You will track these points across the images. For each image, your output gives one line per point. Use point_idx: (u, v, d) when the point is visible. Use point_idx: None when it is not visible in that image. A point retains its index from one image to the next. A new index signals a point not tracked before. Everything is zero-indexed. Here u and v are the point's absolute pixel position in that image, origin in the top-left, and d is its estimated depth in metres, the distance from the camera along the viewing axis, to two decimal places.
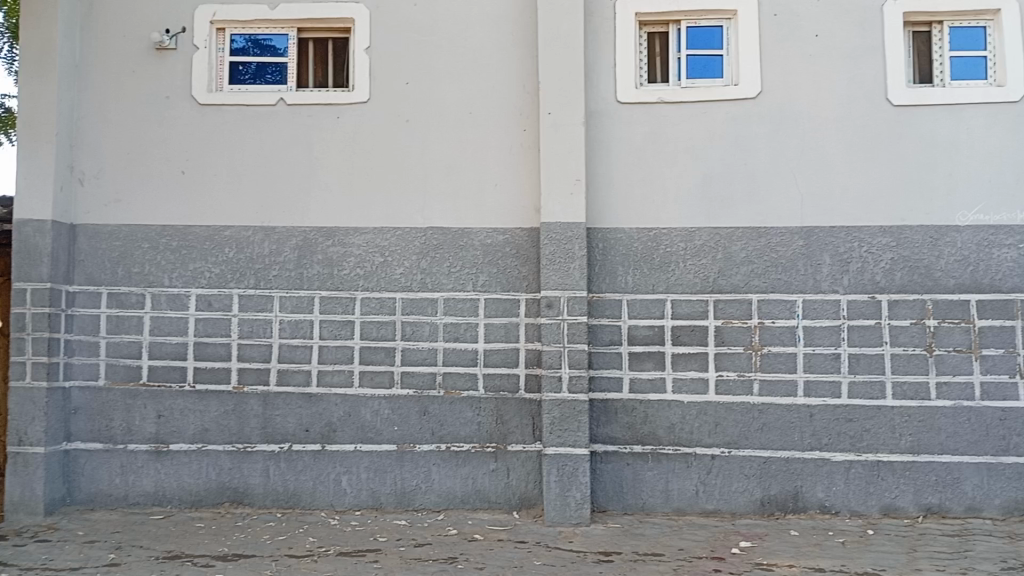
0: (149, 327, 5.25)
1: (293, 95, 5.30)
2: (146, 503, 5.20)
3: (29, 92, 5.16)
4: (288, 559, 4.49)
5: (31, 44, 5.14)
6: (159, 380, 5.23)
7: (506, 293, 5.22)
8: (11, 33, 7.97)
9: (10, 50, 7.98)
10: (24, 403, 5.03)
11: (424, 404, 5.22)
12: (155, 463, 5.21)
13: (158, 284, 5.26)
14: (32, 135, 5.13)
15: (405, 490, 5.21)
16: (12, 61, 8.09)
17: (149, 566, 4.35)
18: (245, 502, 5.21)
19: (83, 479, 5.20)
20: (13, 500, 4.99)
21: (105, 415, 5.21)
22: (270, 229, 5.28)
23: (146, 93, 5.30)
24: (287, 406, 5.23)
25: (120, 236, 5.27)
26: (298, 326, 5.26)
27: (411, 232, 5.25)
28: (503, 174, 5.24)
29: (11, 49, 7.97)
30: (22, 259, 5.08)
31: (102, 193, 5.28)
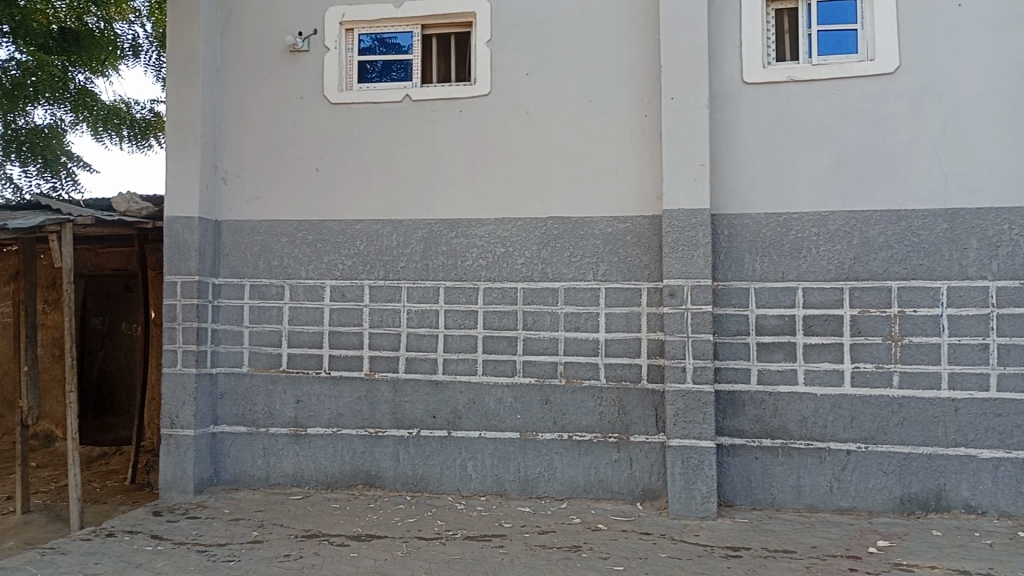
0: (287, 317, 5.52)
1: (417, 90, 5.43)
2: (286, 483, 5.48)
3: (176, 96, 5.50)
4: (418, 541, 4.62)
5: (178, 52, 5.49)
6: (297, 367, 5.50)
7: (628, 282, 5.14)
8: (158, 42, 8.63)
9: (157, 59, 8.65)
10: (176, 388, 5.39)
11: (547, 393, 5.23)
12: (294, 446, 5.48)
13: (296, 276, 5.53)
14: (180, 137, 5.48)
15: (528, 478, 5.26)
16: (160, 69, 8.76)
17: (289, 544, 4.58)
18: (376, 485, 5.40)
19: (229, 460, 5.54)
20: (167, 478, 5.36)
21: (249, 400, 5.53)
22: (396, 222, 5.43)
23: (282, 94, 5.56)
24: (414, 393, 5.38)
25: (260, 231, 5.56)
26: (424, 316, 5.40)
27: (532, 222, 5.27)
28: (625, 162, 5.17)
29: (159, 58, 8.64)
30: (173, 254, 5.44)
31: (244, 191, 5.59)
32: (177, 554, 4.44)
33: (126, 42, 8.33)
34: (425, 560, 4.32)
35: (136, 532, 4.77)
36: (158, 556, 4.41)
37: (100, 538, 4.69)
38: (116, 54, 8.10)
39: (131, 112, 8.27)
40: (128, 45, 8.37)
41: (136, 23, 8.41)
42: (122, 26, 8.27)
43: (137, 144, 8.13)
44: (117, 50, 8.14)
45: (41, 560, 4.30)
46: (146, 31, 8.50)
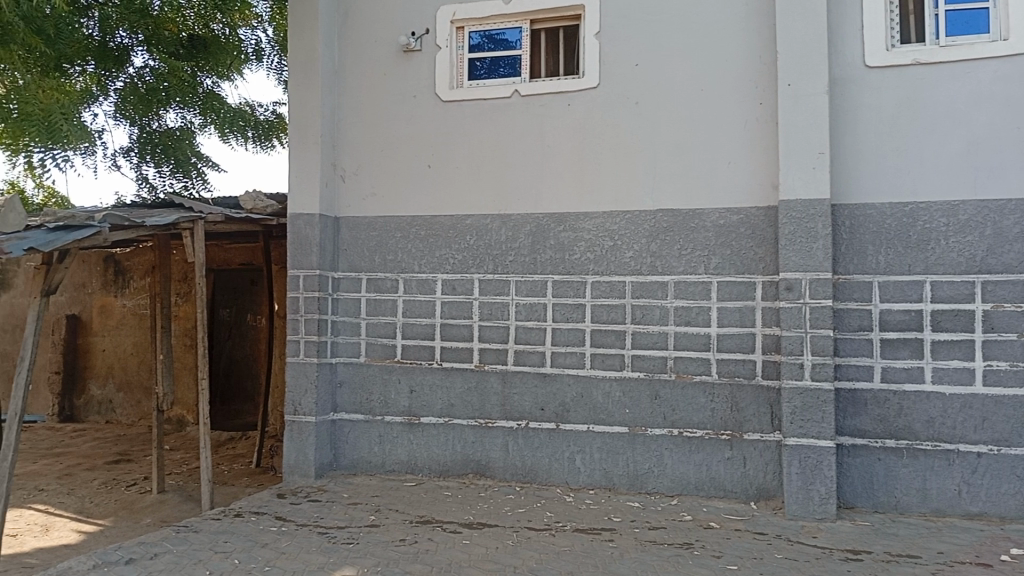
0: (402, 309, 5.70)
1: (526, 85, 5.47)
2: (400, 470, 5.66)
3: (297, 98, 5.76)
4: (528, 531, 4.67)
5: (299, 56, 5.73)
6: (412, 357, 5.66)
7: (742, 276, 5.02)
8: (280, 47, 8.97)
9: (279, 63, 8.98)
10: (298, 376, 5.66)
11: (656, 388, 5.19)
12: (408, 434, 5.65)
13: (410, 270, 5.69)
14: (301, 137, 5.74)
15: (638, 473, 5.23)
16: (282, 72, 9.11)
17: (404, 529, 4.72)
18: (487, 475, 5.50)
19: (347, 447, 5.77)
20: (290, 462, 5.64)
21: (365, 388, 5.74)
22: (506, 216, 5.50)
23: (395, 93, 5.72)
24: (523, 385, 5.44)
25: (375, 227, 5.75)
26: (532, 309, 5.45)
27: (641, 214, 5.23)
28: (737, 152, 5.06)
29: (280, 62, 8.97)
30: (295, 249, 5.70)
31: (360, 188, 5.80)
32: (300, 535, 4.64)
33: (250, 47, 8.70)
34: (536, 550, 4.37)
35: (262, 512, 5.01)
36: (282, 536, 4.63)
37: (230, 517, 4.94)
38: (241, 59, 8.48)
39: (255, 114, 8.56)
40: (252, 50, 8.74)
41: (259, 29, 8.75)
42: (246, 32, 8.62)
43: (262, 145, 8.40)
44: (241, 55, 8.49)
45: (177, 536, 4.57)
46: (268, 36, 8.85)
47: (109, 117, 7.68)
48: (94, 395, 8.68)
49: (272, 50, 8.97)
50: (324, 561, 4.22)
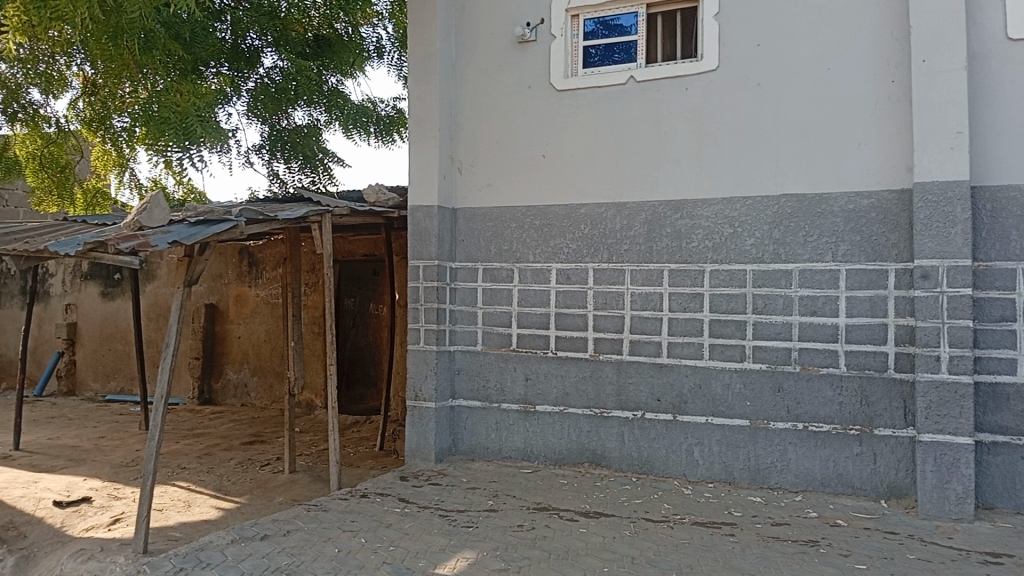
0: (517, 299, 5.76)
1: (643, 71, 5.39)
2: (517, 457, 5.75)
3: (416, 93, 5.91)
4: (645, 522, 4.64)
5: (419, 52, 5.89)
6: (527, 346, 5.72)
7: (873, 264, 4.79)
8: (399, 43, 9.19)
9: (399, 59, 9.22)
10: (419, 364, 5.86)
11: (779, 380, 5.03)
12: (524, 422, 5.72)
13: (525, 260, 5.74)
14: (420, 131, 5.89)
15: (759, 467, 5.09)
16: (401, 68, 9.35)
17: (521, 515, 4.79)
18: (603, 465, 5.50)
19: (465, 432, 5.91)
20: (412, 446, 5.85)
21: (482, 376, 5.86)
22: (622, 204, 5.46)
23: (511, 84, 5.77)
24: (639, 375, 5.40)
25: (492, 217, 5.85)
26: (648, 299, 5.37)
27: (763, 200, 5.07)
28: (867, 133, 4.82)
29: (400, 58, 9.21)
30: (415, 240, 5.89)
31: (477, 179, 5.90)
32: (421, 517, 4.79)
33: (371, 45, 9.02)
34: (654, 542, 4.33)
35: (386, 494, 5.20)
36: (405, 517, 4.78)
37: (356, 497, 5.15)
38: (363, 57, 8.81)
39: (377, 109, 8.88)
40: (373, 47, 9.06)
41: (380, 26, 9.05)
42: (367, 29, 8.97)
43: (383, 140, 8.71)
44: (363, 53, 8.85)
45: (307, 515, 4.80)
46: (389, 33, 9.14)
47: (242, 116, 8.13)
48: (230, 378, 9.26)
49: (392, 47, 9.20)
50: (445, 543, 4.34)
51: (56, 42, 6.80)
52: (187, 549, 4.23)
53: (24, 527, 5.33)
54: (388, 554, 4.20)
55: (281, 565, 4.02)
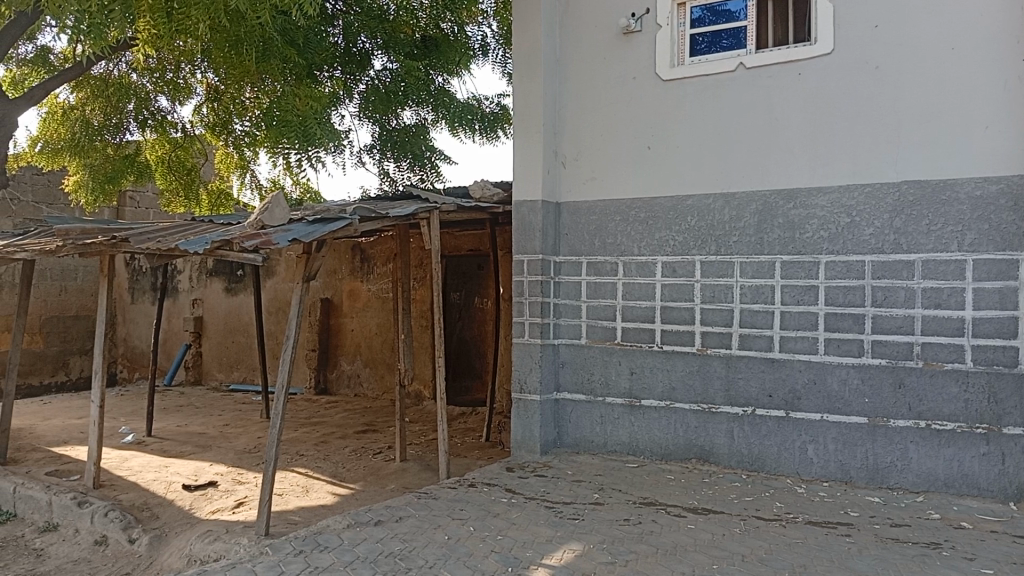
0: (622, 292, 5.73)
1: (753, 58, 5.26)
2: (622, 451, 5.72)
3: (521, 89, 5.97)
4: (756, 520, 4.53)
5: (523, 48, 5.94)
6: (632, 340, 5.68)
7: (1003, 253, 4.51)
8: (503, 40, 9.30)
9: (503, 56, 9.33)
10: (524, 357, 5.94)
11: (900, 375, 4.79)
12: (629, 416, 5.69)
13: (630, 253, 5.71)
14: (526, 126, 5.95)
15: (878, 466, 4.88)
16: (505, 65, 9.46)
17: (627, 509, 4.77)
18: (711, 461, 5.40)
19: (570, 426, 5.94)
20: (518, 438, 5.93)
21: (587, 369, 5.86)
22: (730, 195, 5.34)
23: (616, 76, 5.74)
24: (750, 370, 5.27)
25: (596, 211, 5.85)
26: (759, 292, 5.23)
27: (883, 187, 4.84)
28: (996, 114, 4.53)
29: (504, 55, 9.32)
30: (520, 235, 5.95)
31: (581, 172, 5.92)
32: (528, 508, 4.84)
33: (476, 43, 9.18)
34: (766, 540, 4.22)
35: (493, 484, 5.29)
36: (512, 507, 4.85)
37: (464, 487, 5.26)
38: (469, 56, 8.97)
39: (482, 106, 9.04)
40: (478, 45, 9.20)
41: (484, 25, 9.19)
42: (472, 28, 9.12)
43: (488, 137, 8.85)
44: (469, 52, 9.00)
45: (418, 502, 4.94)
46: (493, 31, 9.26)
47: (354, 117, 8.43)
48: (345, 370, 9.65)
49: (496, 44, 9.32)
50: (551, 535, 4.38)
51: (183, 52, 7.24)
52: (306, 532, 4.43)
53: (159, 508, 5.72)
54: (496, 543, 4.27)
55: (393, 550, 4.16)
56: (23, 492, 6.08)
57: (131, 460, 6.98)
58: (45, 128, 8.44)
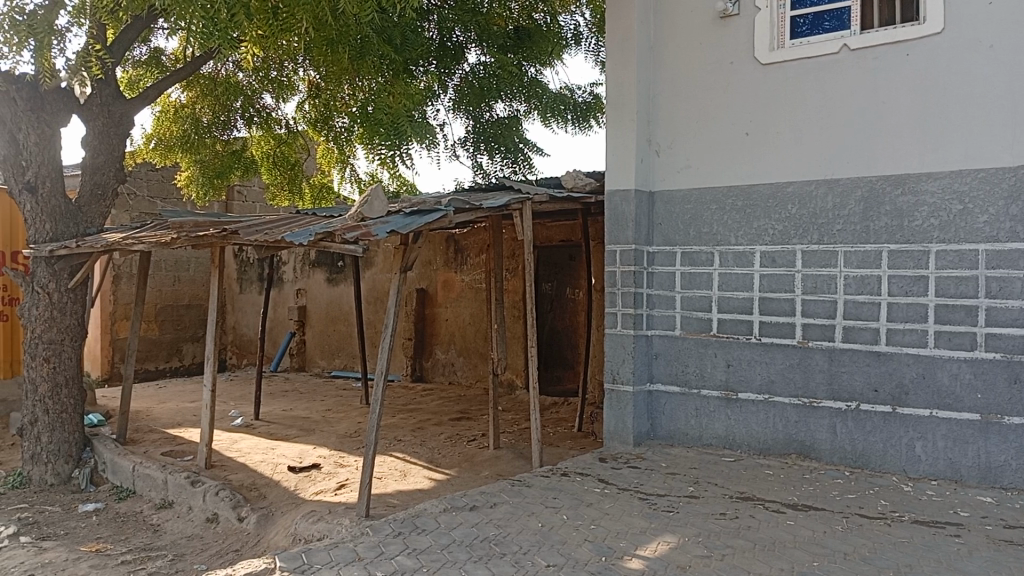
0: (718, 283, 5.62)
1: (857, 39, 5.05)
2: (719, 445, 5.63)
3: (615, 77, 5.92)
4: (859, 518, 4.37)
5: (616, 35, 5.89)
6: (729, 332, 5.57)
7: None
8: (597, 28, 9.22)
9: (596, 44, 9.26)
10: (617, 348, 5.91)
11: (1016, 370, 4.53)
12: (726, 409, 5.59)
13: (727, 243, 5.59)
14: (619, 114, 5.90)
15: (992, 466, 4.63)
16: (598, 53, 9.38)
17: (724, 503, 4.69)
18: (812, 457, 5.24)
19: (664, 417, 5.88)
20: (611, 429, 5.92)
21: (681, 361, 5.79)
22: (833, 181, 5.15)
23: (712, 61, 5.62)
24: (854, 363, 5.08)
25: (691, 200, 5.75)
26: (864, 282, 5.03)
27: (998, 172, 4.58)
28: None
29: (598, 43, 9.24)
30: (613, 225, 5.92)
31: (677, 161, 5.82)
32: (621, 498, 4.83)
33: (569, 32, 9.13)
34: (869, 539, 4.07)
35: (586, 474, 5.30)
36: (605, 498, 4.84)
37: (557, 476, 5.29)
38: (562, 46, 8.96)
39: (575, 96, 9.02)
40: (571, 34, 9.16)
41: (578, 14, 9.16)
42: (565, 17, 9.11)
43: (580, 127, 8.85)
44: (561, 42, 9.00)
45: (512, 490, 5.00)
46: (586, 20, 9.21)
47: (449, 111, 8.57)
48: (439, 358, 9.84)
49: (589, 32, 9.24)
50: (646, 526, 4.36)
51: (285, 51, 7.52)
52: (404, 515, 4.56)
53: (265, 488, 6.00)
54: (589, 532, 4.28)
55: (488, 535, 4.22)
56: (142, 470, 6.48)
57: (240, 442, 7.34)
58: (159, 126, 8.94)
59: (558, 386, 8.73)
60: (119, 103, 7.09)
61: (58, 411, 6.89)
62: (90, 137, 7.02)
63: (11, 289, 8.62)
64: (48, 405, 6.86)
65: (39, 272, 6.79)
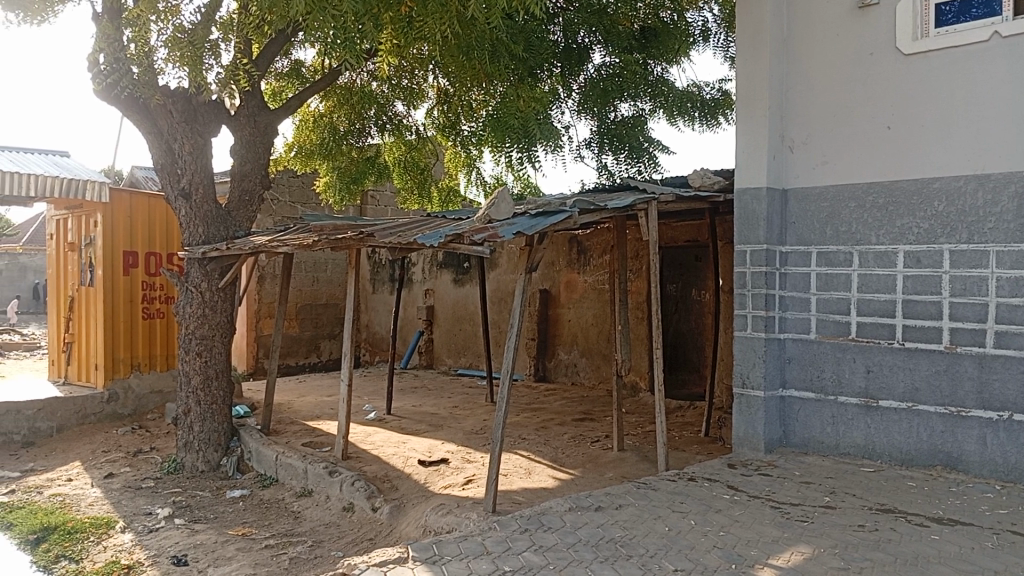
0: (857, 284, 5.35)
1: (1011, 25, 4.70)
2: (857, 454, 5.36)
3: (745, 72, 5.76)
4: (1013, 535, 4.05)
5: (747, 30, 5.73)
6: (868, 336, 5.30)
7: None
8: (726, 23, 9.05)
9: (726, 39, 9.09)
10: (747, 351, 5.74)
11: None
12: (865, 417, 5.32)
13: (866, 242, 5.32)
14: (750, 110, 5.73)
15: None
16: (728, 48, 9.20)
17: (862, 515, 4.45)
18: (959, 469, 4.91)
19: (797, 424, 5.65)
20: (740, 434, 5.75)
21: (817, 366, 5.55)
22: (983, 176, 4.81)
23: (850, 52, 5.37)
24: (1007, 371, 4.71)
25: (828, 197, 5.51)
26: (1020, 284, 4.66)
27: None
28: None
29: (727, 38, 9.08)
30: (743, 224, 5.75)
31: (812, 157, 5.60)
32: (752, 506, 4.68)
33: (697, 28, 9.01)
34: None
35: (715, 480, 5.17)
36: (735, 504, 4.71)
37: (684, 480, 5.20)
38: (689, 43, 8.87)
39: (702, 93, 8.92)
40: (699, 31, 9.05)
41: (706, 9, 9.01)
42: (693, 14, 8.99)
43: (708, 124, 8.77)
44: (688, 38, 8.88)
45: (638, 492, 4.97)
46: (714, 15, 9.05)
47: (573, 113, 8.61)
48: (562, 359, 9.89)
49: (718, 27, 9.09)
50: (778, 535, 4.21)
51: (415, 60, 7.80)
52: (531, 512, 4.61)
53: (397, 480, 6.23)
54: (718, 538, 4.18)
55: (614, 537, 4.21)
56: (284, 460, 6.88)
57: (373, 435, 7.65)
58: (299, 135, 9.45)
59: (684, 389, 8.58)
60: (264, 114, 7.57)
61: (209, 402, 7.43)
62: (238, 146, 7.53)
63: (166, 287, 9.29)
64: (200, 397, 7.40)
65: (193, 272, 7.32)
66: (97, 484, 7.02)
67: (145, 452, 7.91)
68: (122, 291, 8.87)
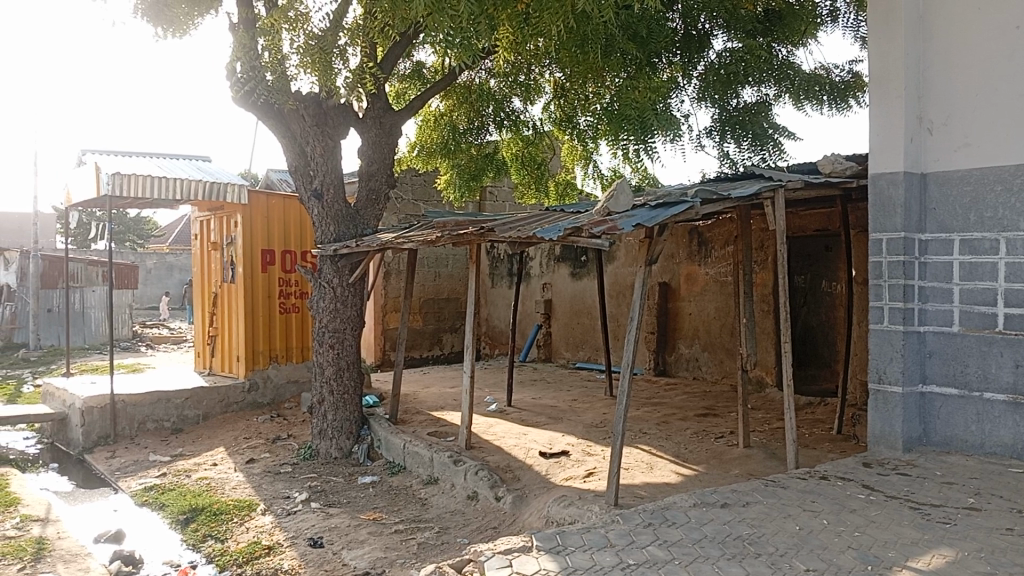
0: (1005, 273, 4.99)
1: None
2: (1004, 455, 5.00)
3: (878, 52, 5.45)
4: None
5: (879, 8, 5.43)
6: (1018, 329, 4.94)
7: None
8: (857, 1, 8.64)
9: (856, 19, 8.67)
10: (883, 344, 5.44)
11: None
12: (1014, 415, 4.96)
13: (1015, 228, 4.96)
14: (883, 91, 5.43)
15: None
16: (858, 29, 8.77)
17: (1013, 518, 4.15)
18: None
19: (939, 422, 5.32)
20: (876, 432, 5.47)
21: (960, 361, 5.21)
22: None
23: (994, 27, 5.01)
24: None
25: (970, 180, 5.16)
26: None
27: None
28: None
29: (858, 17, 8.65)
30: (878, 211, 5.46)
31: (953, 139, 5.25)
32: (889, 506, 4.45)
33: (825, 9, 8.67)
34: None
35: (848, 479, 4.95)
36: (871, 504, 4.50)
37: (815, 478, 5.01)
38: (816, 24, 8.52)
39: (830, 76, 8.57)
40: (826, 11, 8.70)
41: None
42: None
43: (837, 108, 8.40)
44: (815, 19, 8.53)
45: (766, 490, 4.83)
46: None
47: (693, 102, 8.42)
48: (683, 353, 9.73)
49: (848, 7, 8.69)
50: (918, 537, 3.98)
51: (532, 56, 7.89)
52: (654, 507, 4.58)
53: (519, 471, 6.33)
54: (853, 539, 4.00)
55: (742, 534, 4.11)
56: (411, 448, 7.14)
57: (495, 426, 7.80)
58: (422, 134, 9.78)
59: (812, 384, 8.25)
60: (389, 115, 7.86)
61: (341, 392, 7.79)
62: (365, 147, 7.85)
63: (301, 284, 9.83)
64: (333, 387, 7.78)
65: (326, 269, 7.70)
66: (240, 468, 7.51)
67: (282, 438, 8.39)
68: (261, 287, 9.45)
